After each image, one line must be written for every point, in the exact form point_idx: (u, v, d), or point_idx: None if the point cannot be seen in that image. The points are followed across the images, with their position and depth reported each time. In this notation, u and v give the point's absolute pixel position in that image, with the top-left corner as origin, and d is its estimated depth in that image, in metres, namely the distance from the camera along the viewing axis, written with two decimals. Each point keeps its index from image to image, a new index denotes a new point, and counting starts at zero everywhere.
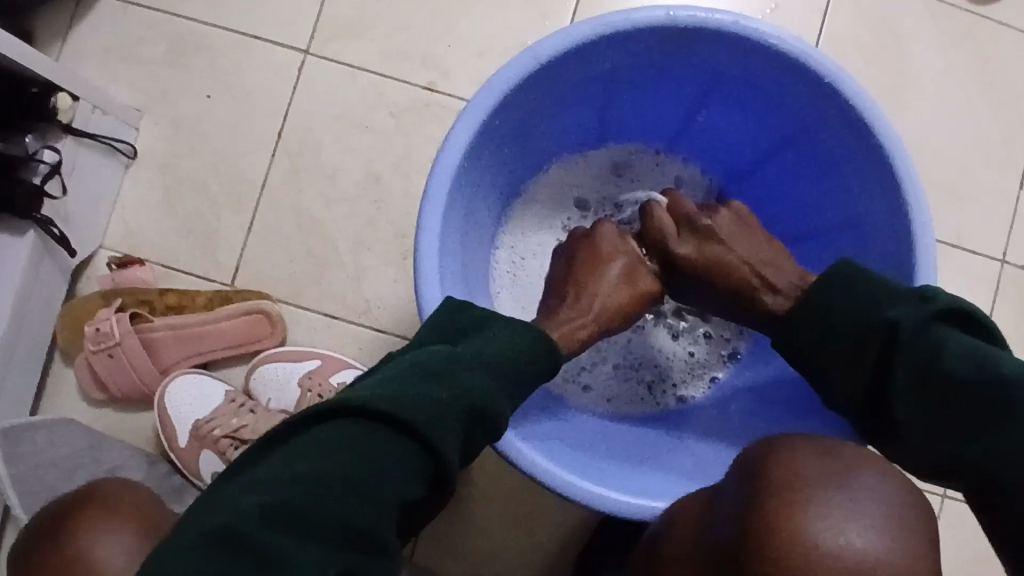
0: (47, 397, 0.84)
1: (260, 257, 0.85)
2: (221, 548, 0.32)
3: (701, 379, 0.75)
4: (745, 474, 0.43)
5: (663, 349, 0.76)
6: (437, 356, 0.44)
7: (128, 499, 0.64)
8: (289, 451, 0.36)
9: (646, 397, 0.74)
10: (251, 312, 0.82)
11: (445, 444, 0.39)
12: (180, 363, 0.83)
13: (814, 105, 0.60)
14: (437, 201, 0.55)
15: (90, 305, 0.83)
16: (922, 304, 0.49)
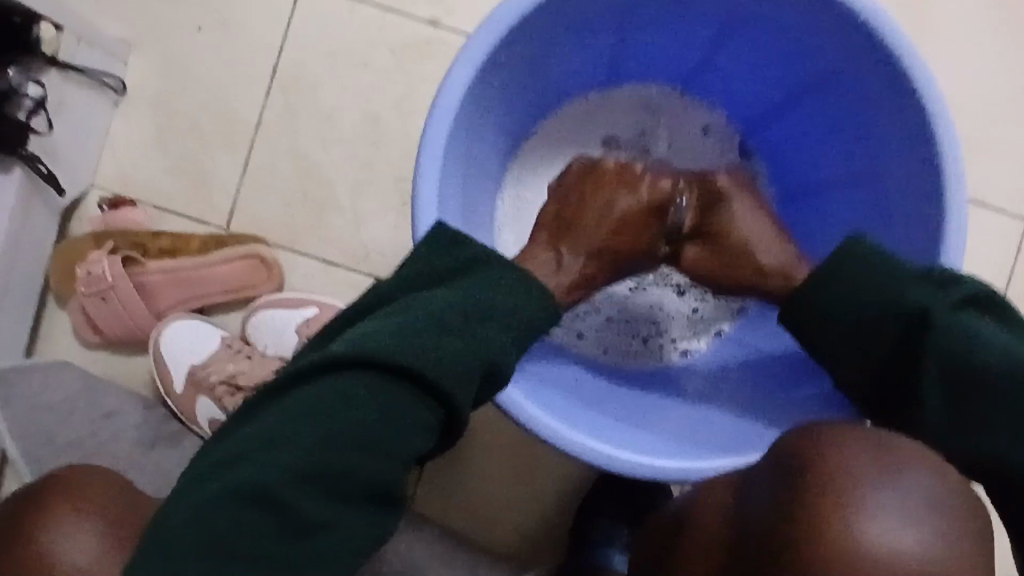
0: (42, 339, 0.83)
1: (255, 200, 0.83)
2: (249, 501, 0.33)
3: (703, 334, 0.72)
4: (776, 464, 0.40)
5: (665, 301, 0.73)
6: (446, 303, 0.43)
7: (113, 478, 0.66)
8: (300, 412, 0.36)
9: (642, 350, 0.72)
10: (247, 257, 0.80)
11: (458, 397, 0.39)
12: (175, 308, 0.81)
13: (845, 47, 0.56)
14: (438, 137, 0.52)
15: (81, 247, 0.80)
16: (944, 291, 0.47)
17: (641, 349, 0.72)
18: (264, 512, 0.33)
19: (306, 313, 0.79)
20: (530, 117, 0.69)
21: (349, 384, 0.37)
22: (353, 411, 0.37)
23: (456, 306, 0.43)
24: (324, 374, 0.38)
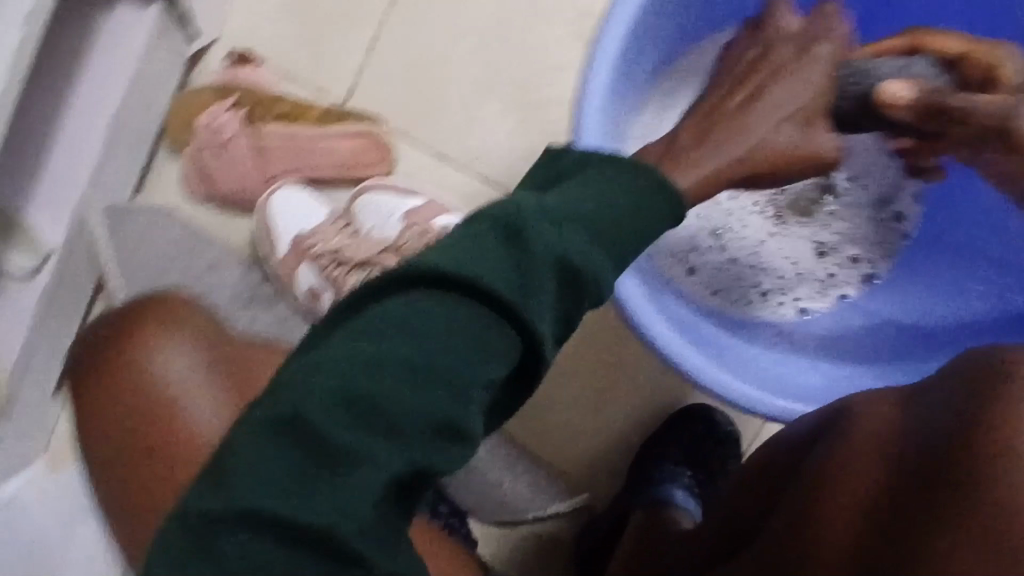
0: (149, 184, 0.83)
1: (378, 81, 0.81)
2: (280, 436, 0.28)
3: (824, 295, 0.72)
4: (956, 385, 0.38)
5: (793, 255, 0.71)
6: (545, 206, 0.34)
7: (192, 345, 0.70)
8: (360, 333, 0.30)
9: (757, 301, 0.70)
10: (363, 134, 0.80)
11: (540, 315, 0.32)
12: (285, 174, 0.82)
13: None
14: (615, 40, 0.55)
15: (202, 98, 0.81)
16: None
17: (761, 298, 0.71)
18: (304, 444, 0.28)
19: (414, 202, 0.78)
20: (684, 36, 0.68)
21: (421, 302, 0.31)
22: (419, 333, 0.30)
23: (552, 210, 0.34)
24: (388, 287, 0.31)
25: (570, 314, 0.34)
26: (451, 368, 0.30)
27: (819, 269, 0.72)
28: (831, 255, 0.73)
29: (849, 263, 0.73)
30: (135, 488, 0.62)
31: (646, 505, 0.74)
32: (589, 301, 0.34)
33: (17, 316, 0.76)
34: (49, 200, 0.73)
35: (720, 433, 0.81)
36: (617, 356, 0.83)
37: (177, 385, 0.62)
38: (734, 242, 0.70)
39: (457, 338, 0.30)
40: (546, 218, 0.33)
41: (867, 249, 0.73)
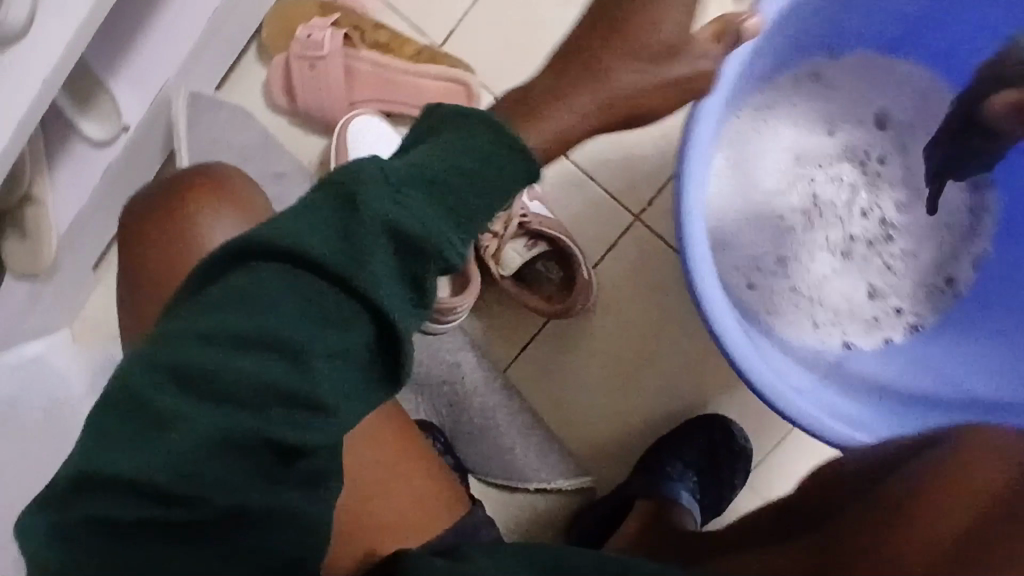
0: (232, 82, 0.84)
1: (477, 30, 0.82)
2: (122, 404, 0.31)
3: (874, 336, 0.74)
4: None
5: (848, 290, 0.75)
6: (382, 170, 0.32)
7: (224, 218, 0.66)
8: (206, 302, 0.31)
9: (806, 325, 0.73)
10: (452, 81, 0.79)
11: (364, 275, 0.30)
12: (367, 103, 0.81)
13: None
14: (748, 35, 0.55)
15: (305, 11, 0.82)
16: None
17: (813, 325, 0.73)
18: (129, 415, 0.31)
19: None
20: (799, 54, 0.69)
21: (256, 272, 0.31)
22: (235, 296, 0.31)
23: (395, 177, 0.32)
24: (236, 261, 0.32)
25: (418, 279, 0.32)
26: (285, 331, 0.30)
27: (869, 312, 0.74)
28: (884, 302, 0.75)
29: (897, 312, 0.75)
30: (146, 283, 0.60)
31: (653, 496, 0.76)
32: (435, 267, 0.32)
33: (81, 174, 0.77)
34: (135, 73, 0.72)
35: (734, 446, 0.81)
36: (649, 349, 0.83)
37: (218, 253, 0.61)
38: (799, 267, 0.74)
39: (277, 311, 0.30)
40: (376, 183, 0.31)
41: (919, 303, 0.75)
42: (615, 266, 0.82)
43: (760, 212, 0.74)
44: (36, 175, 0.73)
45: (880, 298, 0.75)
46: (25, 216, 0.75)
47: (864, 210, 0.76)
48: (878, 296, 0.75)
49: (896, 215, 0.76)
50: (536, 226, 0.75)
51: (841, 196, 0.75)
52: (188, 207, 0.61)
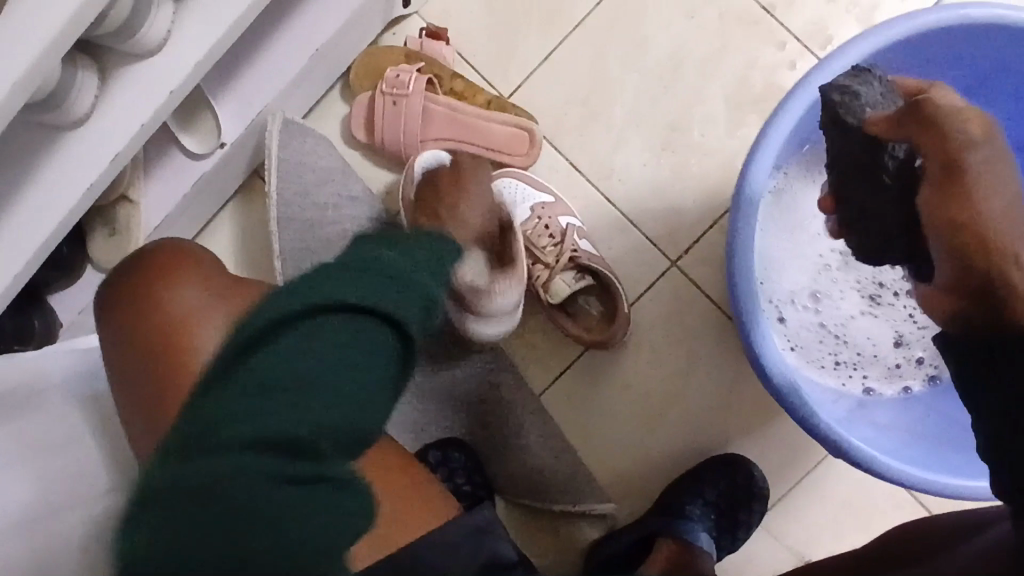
0: (317, 113, 0.94)
1: (543, 86, 0.92)
2: None
3: (894, 384, 0.77)
4: None
5: (874, 339, 0.79)
6: None
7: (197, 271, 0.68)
8: (250, 375, 0.34)
9: (830, 367, 0.78)
10: (517, 128, 0.89)
11: None
12: (438, 141, 0.90)
13: None
14: (803, 99, 0.64)
15: (391, 57, 0.91)
16: None
17: (837, 368, 0.77)
18: None
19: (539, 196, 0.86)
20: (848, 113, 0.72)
21: None
22: (289, 353, 0.35)
23: None
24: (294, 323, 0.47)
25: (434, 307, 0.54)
26: None
27: (893, 362, 0.78)
28: (908, 354, 0.78)
29: (918, 364, 0.78)
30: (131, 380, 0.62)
31: (674, 540, 0.81)
32: None
33: (174, 182, 0.85)
34: (239, 98, 0.82)
35: (755, 488, 0.85)
36: (680, 388, 0.89)
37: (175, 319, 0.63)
38: (831, 309, 0.79)
39: None
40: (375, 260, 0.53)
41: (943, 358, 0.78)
42: (653, 305, 0.89)
43: (804, 251, 0.79)
44: (133, 179, 0.81)
45: (904, 349, 0.79)
46: (117, 213, 0.83)
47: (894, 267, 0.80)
48: (903, 347, 0.78)
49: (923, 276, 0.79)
50: (585, 261, 0.83)
51: None
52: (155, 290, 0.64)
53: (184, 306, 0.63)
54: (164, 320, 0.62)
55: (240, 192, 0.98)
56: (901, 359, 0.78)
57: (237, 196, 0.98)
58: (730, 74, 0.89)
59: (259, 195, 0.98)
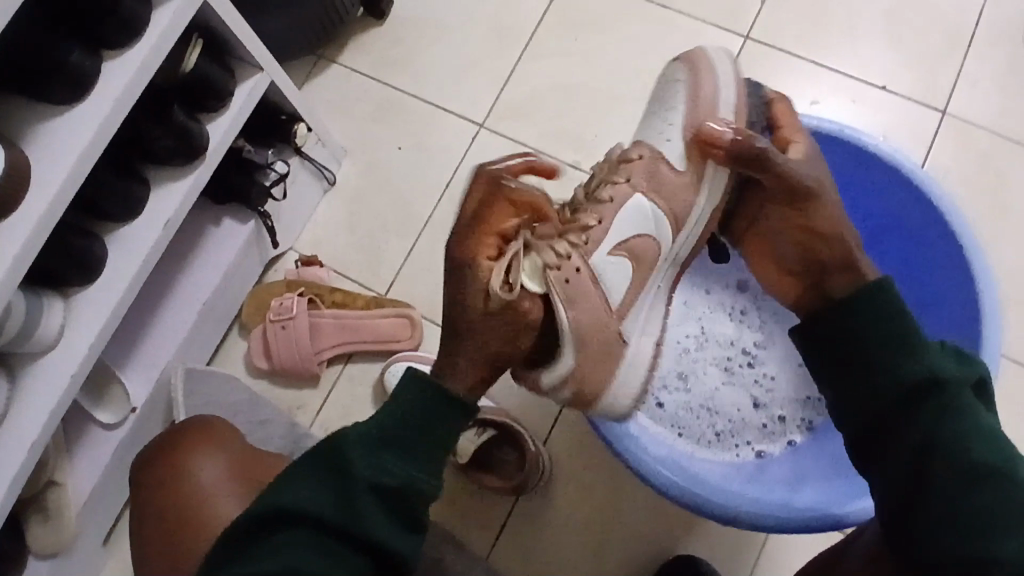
0: (221, 356, 1.04)
1: (411, 277, 1.05)
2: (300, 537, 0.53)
3: (773, 440, 0.89)
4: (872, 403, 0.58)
5: (738, 410, 0.90)
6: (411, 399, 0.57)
7: (231, 440, 0.79)
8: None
9: (709, 441, 0.89)
10: (399, 316, 1.00)
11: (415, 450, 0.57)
12: (332, 347, 1.00)
13: (908, 204, 0.80)
14: None
15: (275, 289, 1.03)
16: (961, 364, 0.58)
17: (717, 440, 0.89)
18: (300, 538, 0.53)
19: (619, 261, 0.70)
20: None
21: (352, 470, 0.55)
22: (276, 550, 0.52)
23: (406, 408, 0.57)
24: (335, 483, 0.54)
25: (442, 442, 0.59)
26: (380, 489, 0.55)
27: (762, 425, 0.89)
28: (771, 414, 0.90)
29: (783, 421, 0.89)
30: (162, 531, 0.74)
31: None
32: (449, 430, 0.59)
33: (96, 456, 0.91)
34: (142, 366, 0.92)
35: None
36: (612, 506, 0.93)
37: (202, 478, 0.74)
38: (696, 391, 0.90)
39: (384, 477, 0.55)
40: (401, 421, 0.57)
41: (805, 410, 0.89)
42: (563, 436, 0.95)
43: (657, 349, 0.91)
44: (55, 462, 0.87)
45: (767, 411, 0.90)
46: (48, 499, 0.87)
47: (732, 342, 0.92)
48: (763, 409, 0.90)
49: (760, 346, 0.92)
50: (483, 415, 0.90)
51: (715, 329, 0.92)
52: (187, 456, 0.76)
53: (206, 481, 0.73)
54: (190, 494, 0.73)
55: None
56: (767, 420, 0.89)
57: None
58: None
59: None
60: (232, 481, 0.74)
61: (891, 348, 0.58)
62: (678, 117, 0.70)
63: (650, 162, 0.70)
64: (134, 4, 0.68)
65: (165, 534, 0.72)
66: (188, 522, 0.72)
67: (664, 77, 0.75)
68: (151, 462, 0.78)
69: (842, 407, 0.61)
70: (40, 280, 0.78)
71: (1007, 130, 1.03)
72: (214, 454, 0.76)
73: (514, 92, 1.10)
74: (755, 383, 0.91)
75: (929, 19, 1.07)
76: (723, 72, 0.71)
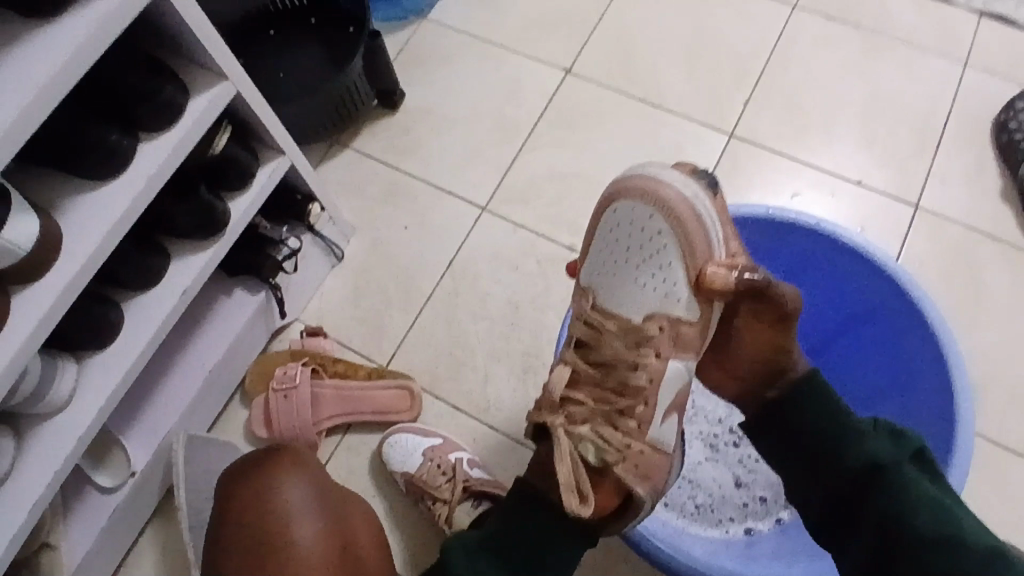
0: (221, 424, 1.05)
1: (412, 350, 1.08)
2: None
3: (753, 518, 0.90)
4: (824, 489, 0.65)
5: (721, 485, 0.93)
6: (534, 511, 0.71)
7: (309, 461, 0.90)
8: None
9: (694, 509, 0.90)
10: (399, 387, 1.03)
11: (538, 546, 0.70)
12: (332, 417, 1.02)
13: (883, 291, 0.85)
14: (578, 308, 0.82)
15: (279, 359, 1.06)
16: (895, 440, 0.63)
17: (698, 511, 0.90)
18: None
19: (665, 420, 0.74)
20: None
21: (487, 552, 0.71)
22: None
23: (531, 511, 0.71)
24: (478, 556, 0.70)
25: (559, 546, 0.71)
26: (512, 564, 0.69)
27: (743, 503, 0.92)
28: (752, 493, 0.92)
29: (764, 502, 0.91)
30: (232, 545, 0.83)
31: None
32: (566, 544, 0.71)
33: (91, 522, 0.91)
34: (143, 431, 0.94)
35: None
36: None
37: (292, 495, 0.86)
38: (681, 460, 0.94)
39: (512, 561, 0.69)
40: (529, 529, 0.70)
41: (784, 494, 0.91)
42: None
43: None
44: (51, 525, 0.88)
45: (749, 490, 0.93)
46: (39, 564, 0.87)
47: (722, 421, 0.97)
48: (744, 488, 0.93)
49: None
50: (478, 486, 0.94)
51: (705, 407, 0.97)
52: (265, 478, 0.87)
53: (295, 499, 0.85)
54: (269, 509, 0.85)
55: (156, 515, 1.02)
56: (747, 499, 0.92)
57: (153, 520, 1.02)
58: (560, 302, 1.09)
59: (174, 514, 1.02)
60: (317, 503, 0.86)
61: (830, 443, 0.64)
62: (679, 274, 0.70)
63: (669, 330, 0.72)
64: (174, 93, 0.75)
65: (246, 559, 0.82)
66: (280, 527, 0.84)
67: (618, 213, 0.71)
68: (230, 479, 0.88)
69: (801, 491, 0.67)
70: (57, 344, 0.81)
71: (977, 225, 1.10)
72: (294, 475, 0.87)
73: (515, 178, 1.17)
74: (740, 464, 0.95)
75: (900, 123, 1.17)
76: (691, 188, 0.68)
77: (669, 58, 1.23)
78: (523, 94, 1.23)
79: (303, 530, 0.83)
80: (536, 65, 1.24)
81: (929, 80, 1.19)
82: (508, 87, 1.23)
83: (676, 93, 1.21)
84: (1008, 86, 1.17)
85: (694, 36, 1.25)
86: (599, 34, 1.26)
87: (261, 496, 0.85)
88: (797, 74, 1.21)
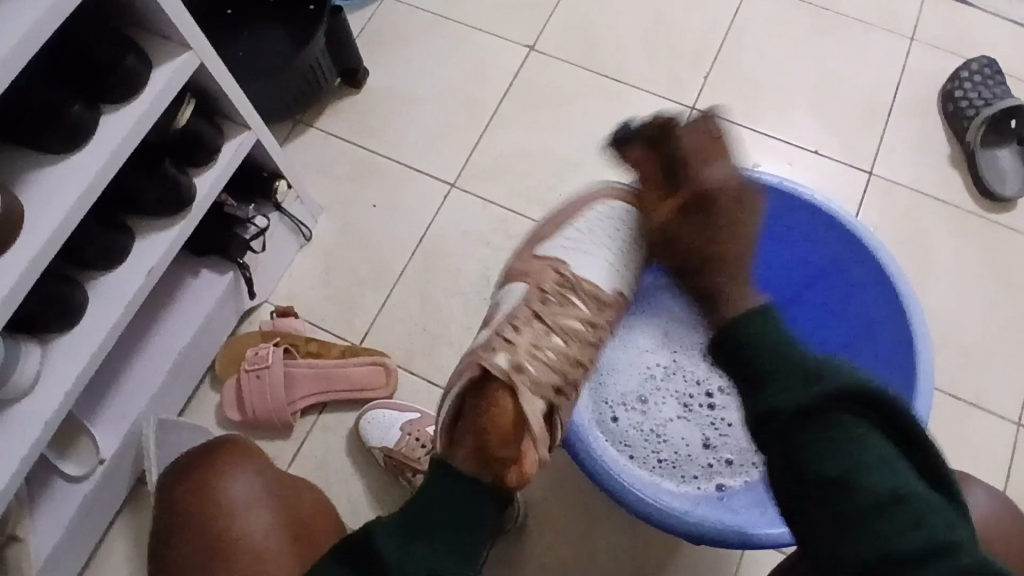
0: (191, 410, 1.04)
1: (386, 326, 1.08)
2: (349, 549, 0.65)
3: (714, 479, 0.94)
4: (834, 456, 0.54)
5: (686, 444, 0.97)
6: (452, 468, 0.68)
7: (257, 451, 0.88)
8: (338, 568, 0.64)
9: (657, 465, 0.96)
10: (374, 363, 1.03)
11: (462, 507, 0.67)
12: (306, 397, 1.01)
13: (845, 240, 0.87)
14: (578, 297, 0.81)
15: (249, 340, 1.05)
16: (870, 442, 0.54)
17: (661, 466, 0.96)
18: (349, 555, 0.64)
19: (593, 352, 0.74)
20: None
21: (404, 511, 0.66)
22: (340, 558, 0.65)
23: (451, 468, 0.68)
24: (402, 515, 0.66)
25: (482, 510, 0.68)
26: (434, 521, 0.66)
27: (709, 463, 0.96)
28: (719, 455, 0.97)
29: (728, 463, 0.96)
30: (192, 538, 0.82)
31: None
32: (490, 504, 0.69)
33: (59, 513, 0.88)
34: (112, 417, 0.91)
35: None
36: (586, 548, 0.95)
37: (239, 488, 0.84)
38: (654, 414, 0.99)
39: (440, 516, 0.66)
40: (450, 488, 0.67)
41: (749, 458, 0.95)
42: (536, 476, 0.98)
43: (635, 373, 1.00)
44: (18, 516, 0.84)
45: (716, 452, 0.97)
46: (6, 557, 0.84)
47: (699, 382, 1.01)
48: (711, 449, 0.97)
49: (724, 389, 1.00)
50: None
51: (687, 368, 1.02)
52: (210, 467, 0.85)
53: (241, 492, 0.83)
54: (217, 500, 0.83)
55: (127, 504, 1.00)
56: (713, 460, 0.96)
57: (123, 510, 1.00)
58: None
59: (146, 502, 1.00)
60: (268, 491, 0.84)
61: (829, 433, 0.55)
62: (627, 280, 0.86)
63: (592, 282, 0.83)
64: (137, 64, 0.73)
65: (195, 557, 0.81)
66: (221, 527, 0.82)
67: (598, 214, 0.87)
68: (179, 468, 0.87)
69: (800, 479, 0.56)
70: (20, 326, 0.79)
71: (929, 189, 1.15)
72: (247, 466, 0.85)
73: (482, 154, 1.18)
74: (711, 422, 0.99)
75: (853, 94, 1.21)
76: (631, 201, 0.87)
77: (629, 36, 1.25)
78: (487, 71, 1.23)
79: (253, 521, 0.82)
80: (500, 43, 1.25)
81: (879, 54, 1.23)
82: (472, 64, 1.24)
83: (637, 69, 1.23)
84: (952, 58, 1.23)
85: (654, 13, 1.27)
86: (563, 10, 1.27)
87: (211, 484, 0.84)
88: (754, 49, 1.24)
